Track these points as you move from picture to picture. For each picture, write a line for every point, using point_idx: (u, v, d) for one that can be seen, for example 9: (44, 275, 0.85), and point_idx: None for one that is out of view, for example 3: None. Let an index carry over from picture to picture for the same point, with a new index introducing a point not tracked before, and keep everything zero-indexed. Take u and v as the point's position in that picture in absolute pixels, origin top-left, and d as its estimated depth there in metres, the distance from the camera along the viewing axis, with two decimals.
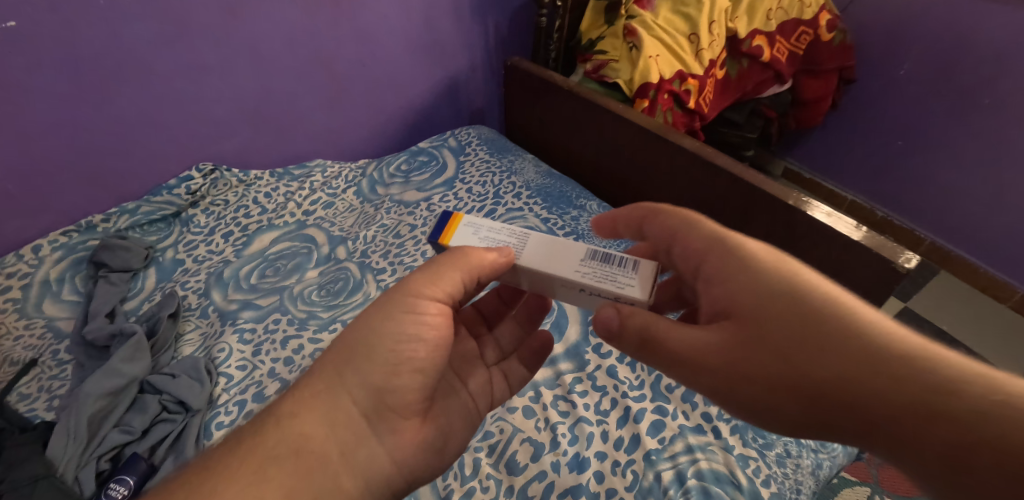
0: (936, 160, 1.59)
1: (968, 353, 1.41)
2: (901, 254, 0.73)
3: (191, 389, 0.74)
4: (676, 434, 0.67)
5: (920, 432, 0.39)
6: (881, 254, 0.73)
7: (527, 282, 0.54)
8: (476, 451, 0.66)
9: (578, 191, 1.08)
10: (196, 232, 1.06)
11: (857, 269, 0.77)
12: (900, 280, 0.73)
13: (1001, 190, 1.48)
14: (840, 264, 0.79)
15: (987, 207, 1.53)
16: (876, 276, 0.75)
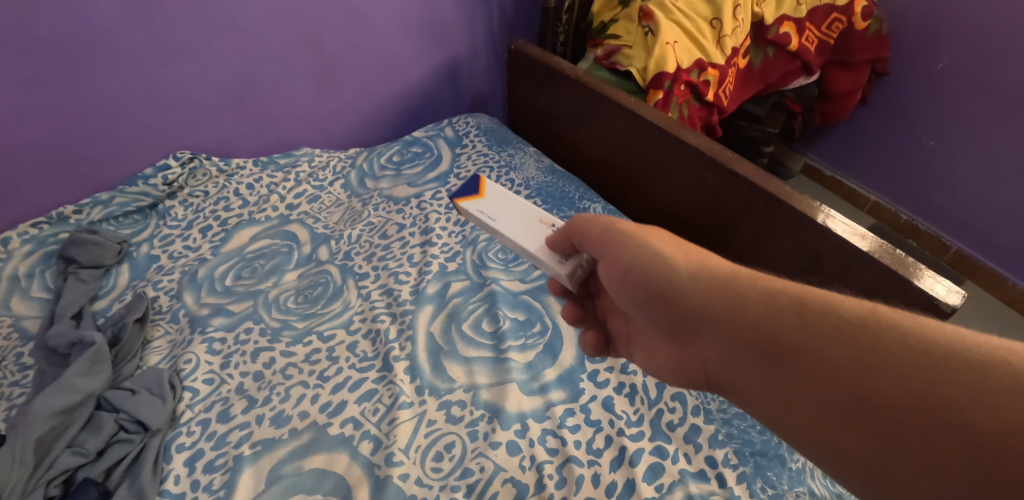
0: (973, 161, 1.47)
1: None
2: (929, 280, 0.65)
3: (151, 406, 0.69)
4: (676, 481, 0.60)
5: (781, 320, 0.42)
6: (919, 287, 0.65)
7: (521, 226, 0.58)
8: (452, 492, 0.60)
9: (581, 191, 0.99)
10: (173, 225, 1.00)
11: (889, 301, 0.69)
12: (941, 317, 0.65)
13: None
14: (868, 294, 0.71)
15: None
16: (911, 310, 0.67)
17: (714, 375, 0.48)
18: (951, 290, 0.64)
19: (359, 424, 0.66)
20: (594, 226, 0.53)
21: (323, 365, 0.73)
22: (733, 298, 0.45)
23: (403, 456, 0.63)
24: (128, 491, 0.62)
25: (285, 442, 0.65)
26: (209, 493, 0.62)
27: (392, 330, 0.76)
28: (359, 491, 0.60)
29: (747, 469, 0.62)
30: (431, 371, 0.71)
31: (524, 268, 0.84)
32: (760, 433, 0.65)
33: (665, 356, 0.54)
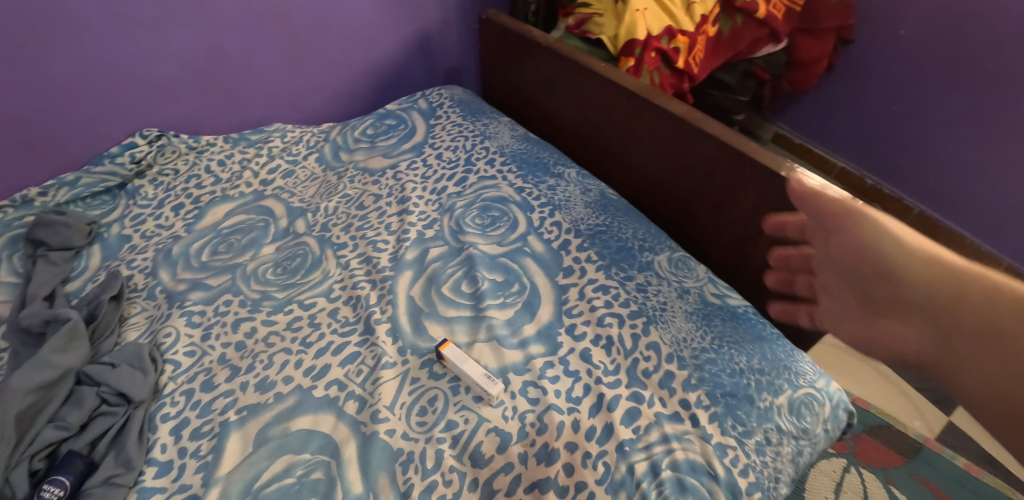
0: (936, 123, 1.51)
1: None
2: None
3: (133, 379, 0.69)
4: (652, 423, 0.63)
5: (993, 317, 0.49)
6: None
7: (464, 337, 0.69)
8: (438, 443, 0.62)
9: (556, 157, 1.00)
10: (143, 205, 0.98)
11: None
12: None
13: (996, 162, 1.43)
14: None
15: (978, 177, 1.48)
16: None
17: (913, 351, 0.55)
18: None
19: (343, 386, 0.67)
20: (833, 201, 0.61)
21: (305, 332, 0.74)
22: (959, 287, 0.53)
23: (388, 413, 0.65)
24: (115, 461, 0.63)
25: (270, 406, 0.66)
26: (196, 459, 0.63)
27: (372, 295, 0.77)
28: (347, 448, 0.62)
29: (718, 409, 0.65)
30: (412, 332, 0.72)
31: (501, 233, 0.85)
32: (730, 376, 0.68)
33: (852, 328, 0.61)
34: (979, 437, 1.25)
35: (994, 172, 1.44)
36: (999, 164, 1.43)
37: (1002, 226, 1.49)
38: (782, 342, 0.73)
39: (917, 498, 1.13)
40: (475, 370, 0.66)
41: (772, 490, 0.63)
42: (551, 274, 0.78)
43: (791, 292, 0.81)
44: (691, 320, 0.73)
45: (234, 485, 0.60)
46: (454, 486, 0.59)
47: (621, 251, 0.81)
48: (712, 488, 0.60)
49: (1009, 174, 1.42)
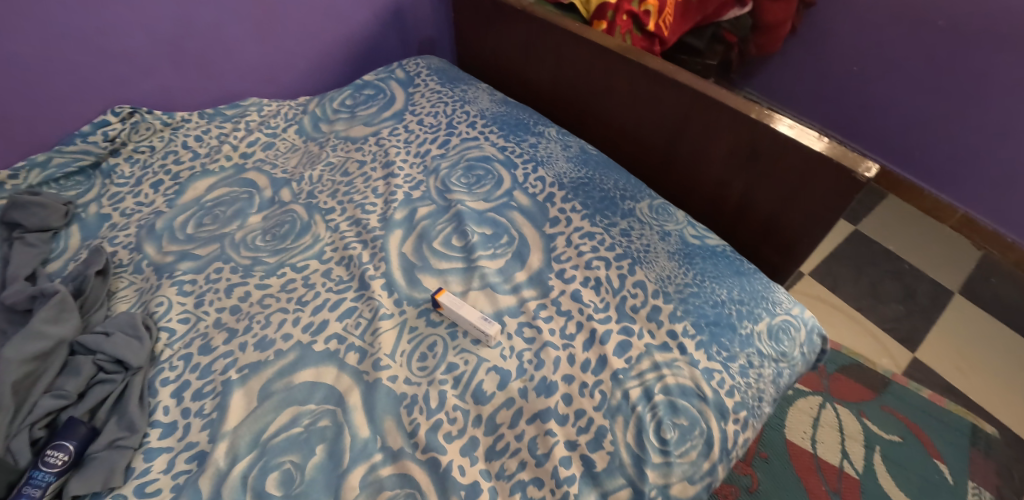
0: (893, 81, 1.58)
1: (907, 272, 1.54)
2: (862, 163, 0.69)
3: (129, 346, 0.68)
4: (643, 353, 0.67)
5: None
6: (842, 163, 0.70)
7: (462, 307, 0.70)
8: (441, 384, 0.64)
9: (535, 117, 1.02)
10: (121, 184, 0.96)
11: (814, 189, 0.75)
12: (860, 190, 0.70)
13: (949, 115, 1.51)
14: (796, 184, 0.77)
15: (933, 131, 1.56)
16: (832, 194, 0.73)
17: None
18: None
19: (343, 338, 0.69)
20: None
21: (301, 292, 0.75)
22: None
23: (389, 360, 0.66)
24: (117, 426, 0.63)
25: (271, 362, 0.67)
26: (201, 418, 0.64)
27: (365, 254, 0.79)
28: (351, 396, 0.64)
29: (703, 338, 0.69)
30: (407, 285, 0.74)
31: (486, 190, 0.86)
32: (712, 307, 0.72)
33: None
34: (942, 369, 1.34)
35: (948, 124, 1.52)
36: (951, 117, 1.50)
37: (957, 175, 1.57)
38: (759, 276, 0.78)
39: (887, 428, 1.21)
40: (472, 313, 0.68)
41: (757, 409, 0.67)
42: (538, 224, 0.81)
43: (765, 231, 0.86)
44: (673, 259, 0.77)
45: (242, 438, 0.60)
46: (459, 423, 0.62)
47: (604, 200, 0.84)
48: (701, 408, 0.64)
49: (962, 125, 1.49)
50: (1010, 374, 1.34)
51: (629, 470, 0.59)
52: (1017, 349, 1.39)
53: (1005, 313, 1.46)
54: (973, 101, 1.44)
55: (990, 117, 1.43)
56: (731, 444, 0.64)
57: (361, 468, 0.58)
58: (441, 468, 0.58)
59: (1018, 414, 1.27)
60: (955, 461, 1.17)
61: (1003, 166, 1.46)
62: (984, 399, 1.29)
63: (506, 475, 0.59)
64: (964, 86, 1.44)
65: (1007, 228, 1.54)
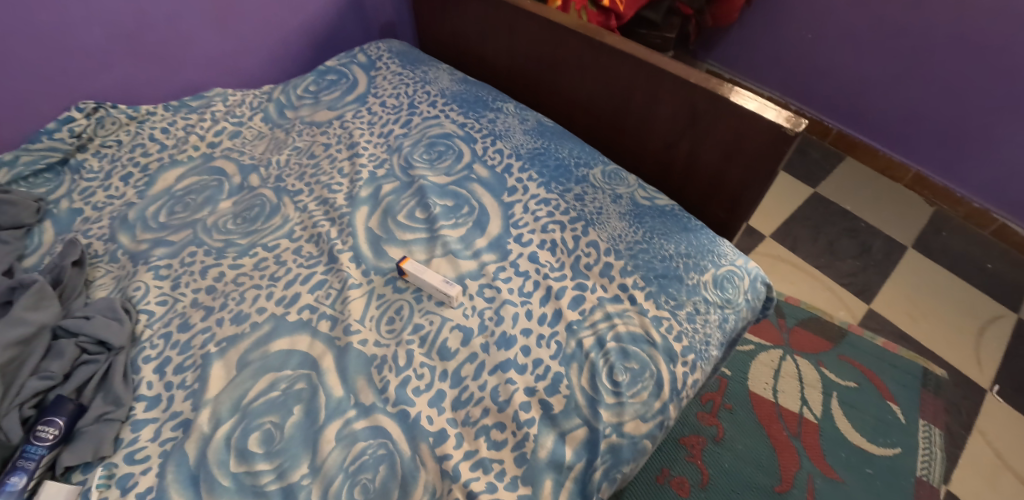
0: (844, 46, 1.65)
1: (862, 230, 1.62)
2: (792, 119, 0.75)
3: (110, 327, 0.70)
4: (596, 305, 0.73)
5: None
6: (772, 118, 0.76)
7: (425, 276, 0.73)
8: (408, 344, 0.69)
9: (494, 94, 1.05)
10: (90, 178, 0.97)
11: (750, 144, 0.80)
12: (790, 144, 0.76)
13: (896, 76, 1.58)
14: (734, 142, 0.82)
15: (883, 93, 1.63)
16: (767, 148, 0.79)
17: None
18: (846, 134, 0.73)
19: (315, 308, 0.73)
20: None
21: (272, 269, 0.79)
22: None
23: (359, 325, 0.71)
24: (104, 401, 0.65)
25: (247, 334, 0.70)
26: (183, 389, 0.66)
27: (333, 231, 0.83)
28: (325, 360, 0.68)
29: (652, 289, 0.75)
30: (373, 256, 0.79)
31: (448, 164, 0.91)
32: (661, 261, 0.78)
33: None
34: (895, 318, 1.42)
35: (896, 85, 1.59)
36: (899, 77, 1.58)
37: (906, 134, 1.65)
38: (705, 232, 0.84)
39: (843, 374, 1.29)
40: (435, 277, 0.73)
41: (705, 352, 0.73)
42: (497, 194, 0.85)
43: (711, 189, 0.91)
44: (624, 220, 0.83)
45: (223, 404, 0.64)
46: (426, 378, 0.67)
47: (559, 168, 0.88)
48: (650, 353, 0.70)
49: (909, 85, 1.57)
50: (959, 319, 1.42)
51: (584, 410, 0.65)
52: (965, 295, 1.47)
53: (954, 263, 1.54)
54: (918, 60, 1.52)
55: (935, 75, 1.50)
56: (680, 384, 0.70)
57: (336, 424, 0.63)
58: (411, 418, 0.63)
59: (965, 355, 1.35)
60: (907, 401, 1.25)
61: (947, 122, 1.54)
62: (934, 343, 1.37)
63: (471, 421, 0.64)
64: (908, 46, 1.52)
65: (954, 183, 1.61)
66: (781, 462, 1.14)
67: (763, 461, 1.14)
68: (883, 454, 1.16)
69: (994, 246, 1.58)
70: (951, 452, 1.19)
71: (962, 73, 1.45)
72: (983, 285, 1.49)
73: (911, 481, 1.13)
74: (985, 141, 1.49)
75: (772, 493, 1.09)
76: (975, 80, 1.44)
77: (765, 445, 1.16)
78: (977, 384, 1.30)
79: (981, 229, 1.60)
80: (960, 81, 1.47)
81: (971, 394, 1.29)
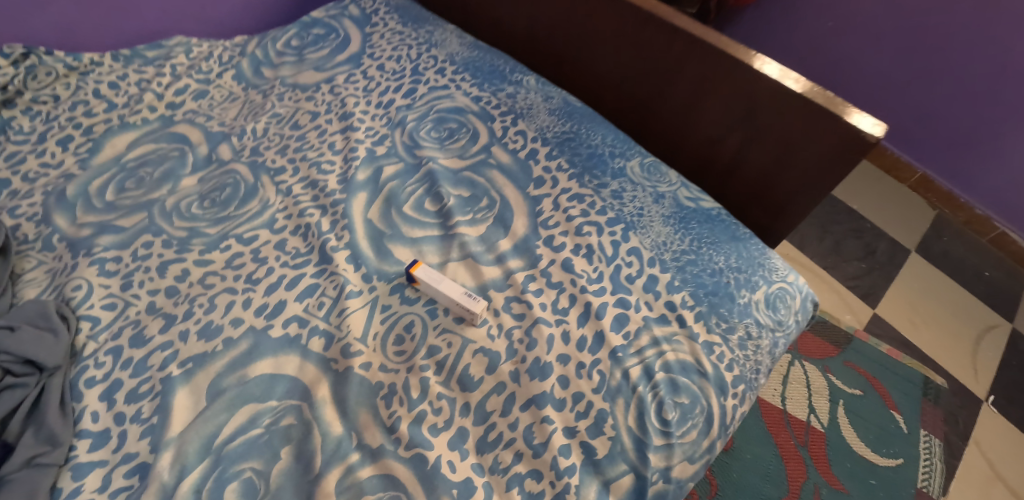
0: (862, 38, 1.51)
1: (869, 231, 1.56)
2: (870, 123, 0.64)
3: (42, 340, 0.56)
4: (641, 327, 0.63)
5: None
6: (850, 120, 0.65)
7: (439, 286, 0.61)
8: (422, 371, 0.57)
9: (512, 64, 0.90)
10: (19, 141, 0.79)
11: (816, 147, 0.69)
12: (868, 150, 0.65)
13: (914, 75, 1.47)
14: (796, 144, 0.71)
15: (898, 90, 1.52)
16: (837, 153, 0.68)
17: None
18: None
19: (305, 322, 0.60)
20: None
21: (250, 268, 0.65)
22: None
23: (361, 345, 0.59)
24: (35, 439, 0.51)
25: (221, 353, 0.57)
26: (139, 423, 0.53)
27: (325, 222, 0.69)
28: (319, 389, 0.56)
29: (702, 308, 0.65)
30: (375, 257, 0.65)
31: (461, 145, 0.77)
32: (710, 276, 0.68)
33: None
34: (898, 324, 1.37)
35: (912, 84, 1.49)
36: (916, 76, 1.47)
37: (916, 135, 1.56)
38: (754, 242, 0.74)
39: (850, 381, 1.24)
40: (454, 289, 0.61)
41: (755, 382, 0.64)
42: (521, 185, 0.72)
43: (757, 192, 0.80)
44: (669, 224, 0.72)
45: (191, 445, 0.51)
46: (445, 413, 0.56)
47: (592, 158, 0.76)
48: (702, 385, 0.60)
49: (926, 85, 1.47)
50: (957, 325, 1.39)
51: (631, 454, 0.56)
52: (964, 301, 1.44)
53: (953, 269, 1.50)
54: (939, 60, 1.41)
55: (955, 76, 1.40)
56: (730, 419, 0.61)
57: (335, 472, 0.51)
58: (429, 465, 0.52)
59: (963, 364, 1.32)
60: (909, 409, 1.21)
61: (960, 126, 1.47)
62: (935, 350, 1.33)
63: (501, 468, 0.54)
64: (932, 44, 1.40)
65: (960, 187, 1.56)
66: (789, 472, 1.08)
67: (770, 471, 1.08)
68: (885, 464, 1.12)
69: (988, 252, 1.55)
70: (950, 463, 1.16)
71: (985, 77, 1.36)
72: (979, 293, 1.46)
73: (912, 492, 1.09)
74: (997, 149, 1.43)
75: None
76: (997, 85, 1.35)
77: (772, 454, 1.10)
78: (973, 393, 1.28)
79: (979, 235, 1.57)
80: (981, 87, 1.38)
81: (969, 404, 1.26)
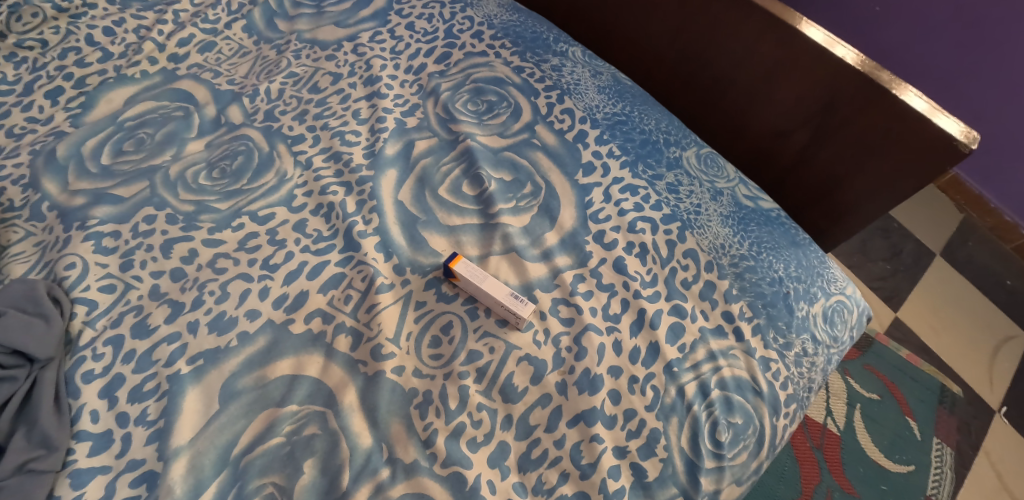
0: (907, 26, 1.27)
1: (894, 229, 1.45)
2: (962, 129, 0.58)
3: (31, 329, 0.49)
4: (697, 339, 0.57)
5: None
6: (940, 125, 0.58)
7: (482, 285, 0.55)
8: (461, 379, 0.52)
9: (555, 32, 0.81)
10: (2, 91, 0.70)
11: (895, 152, 0.63)
12: (956, 161, 0.59)
13: (960, 71, 1.25)
14: (872, 146, 0.65)
15: (938, 88, 1.30)
16: (919, 161, 0.61)
17: None
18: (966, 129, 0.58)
19: (329, 317, 0.54)
20: None
21: (267, 252, 0.58)
22: None
23: (393, 346, 0.53)
24: (28, 442, 0.46)
25: (235, 350, 0.51)
26: (145, 427, 0.47)
27: (350, 203, 0.62)
28: (345, 395, 0.50)
29: (760, 321, 0.59)
30: (408, 247, 0.60)
31: (501, 122, 0.70)
32: (770, 285, 0.62)
33: None
34: (918, 328, 1.28)
35: (960, 83, 1.26)
36: (968, 74, 1.24)
37: None
38: (814, 248, 0.68)
39: (869, 386, 1.15)
40: (498, 289, 0.55)
41: (806, 400, 0.59)
42: (569, 171, 0.66)
43: (818, 193, 0.74)
44: (727, 224, 0.65)
45: (206, 455, 0.46)
46: (485, 426, 0.50)
47: (646, 145, 0.70)
48: (758, 405, 0.55)
49: (975, 88, 1.24)
50: (975, 333, 1.29)
51: (682, 478, 0.51)
52: (984, 309, 1.34)
53: (976, 275, 1.39)
54: (993, 59, 1.19)
55: (1007, 80, 1.19)
56: (780, 439, 0.56)
57: (364, 490, 0.46)
58: (467, 486, 0.47)
59: (978, 372, 1.23)
60: (925, 417, 1.12)
61: (1005, 133, 1.27)
62: (954, 358, 1.24)
63: (545, 489, 0.49)
64: (988, 37, 1.17)
65: (993, 194, 1.41)
66: (802, 474, 1.02)
67: (785, 471, 1.01)
68: (898, 471, 1.05)
69: (1013, 261, 1.43)
70: (959, 473, 1.08)
71: None
72: (1000, 301, 1.36)
73: None
74: None
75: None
76: None
77: (788, 456, 1.03)
78: (987, 403, 1.19)
79: (1004, 243, 1.44)
80: None
81: (983, 414, 1.17)
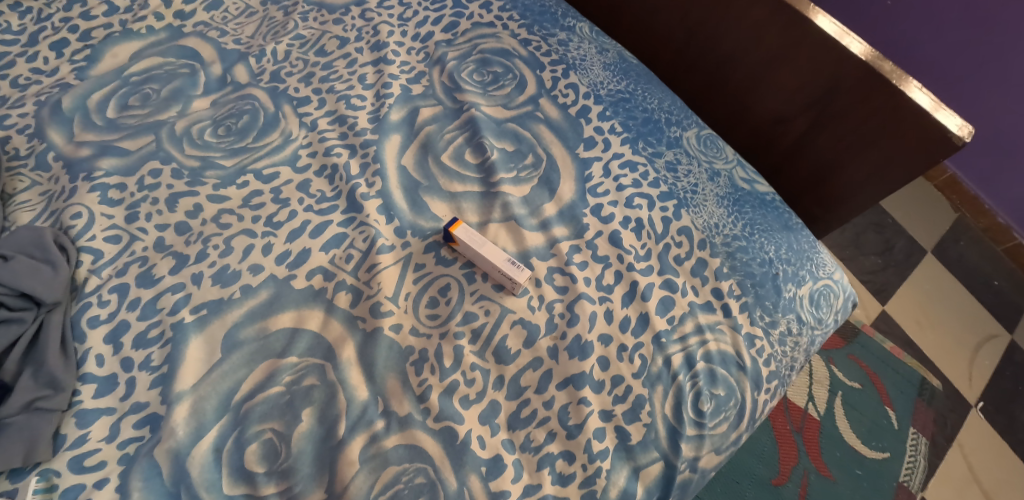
0: (924, 21, 1.25)
1: (889, 224, 1.46)
2: (957, 124, 0.59)
3: (37, 274, 0.50)
4: (687, 313, 0.59)
5: None
6: (936, 117, 0.59)
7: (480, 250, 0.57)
8: (456, 339, 0.54)
9: (564, 7, 0.81)
10: (7, 41, 0.70)
11: (891, 142, 0.64)
12: (949, 154, 0.60)
13: (969, 68, 1.23)
14: (869, 136, 0.66)
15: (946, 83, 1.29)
16: (914, 152, 0.63)
17: None
18: (960, 123, 0.59)
19: (330, 275, 0.56)
20: None
21: (270, 210, 0.59)
22: None
23: (392, 305, 0.55)
24: (34, 382, 0.47)
25: (237, 302, 0.53)
26: (149, 372, 0.49)
27: (354, 165, 0.63)
28: (344, 350, 0.52)
29: (749, 300, 0.61)
30: (410, 211, 0.61)
31: (506, 93, 0.71)
32: (760, 266, 0.63)
33: None
34: (904, 322, 1.31)
35: (969, 80, 1.25)
36: (978, 70, 1.22)
37: None
38: (806, 233, 0.69)
39: (853, 376, 1.18)
40: (496, 254, 0.57)
41: (787, 377, 0.61)
42: (570, 145, 0.67)
43: (814, 180, 0.76)
44: (722, 205, 0.67)
45: (208, 400, 0.48)
46: (477, 385, 0.52)
47: (648, 124, 0.71)
48: (739, 379, 0.58)
49: (980, 89, 1.24)
50: (959, 330, 1.32)
51: (664, 443, 0.53)
52: (970, 307, 1.36)
53: (965, 274, 1.41)
54: (1001, 64, 1.19)
55: (1011, 87, 1.19)
56: (759, 413, 0.59)
57: (360, 439, 0.49)
58: (459, 440, 0.50)
59: (958, 367, 1.26)
60: (903, 407, 1.16)
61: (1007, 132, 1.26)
62: (936, 352, 1.27)
63: (532, 447, 0.51)
64: (1000, 34, 1.16)
65: (988, 194, 1.43)
66: (780, 455, 1.05)
67: (764, 451, 1.05)
68: (873, 457, 1.08)
69: (1002, 263, 1.45)
70: (932, 461, 1.12)
71: None
72: (986, 301, 1.38)
73: (894, 485, 1.06)
74: None
75: (769, 486, 1.01)
76: None
77: (768, 437, 1.06)
78: (964, 397, 1.22)
79: (995, 244, 1.46)
80: None
81: (960, 407, 1.20)
